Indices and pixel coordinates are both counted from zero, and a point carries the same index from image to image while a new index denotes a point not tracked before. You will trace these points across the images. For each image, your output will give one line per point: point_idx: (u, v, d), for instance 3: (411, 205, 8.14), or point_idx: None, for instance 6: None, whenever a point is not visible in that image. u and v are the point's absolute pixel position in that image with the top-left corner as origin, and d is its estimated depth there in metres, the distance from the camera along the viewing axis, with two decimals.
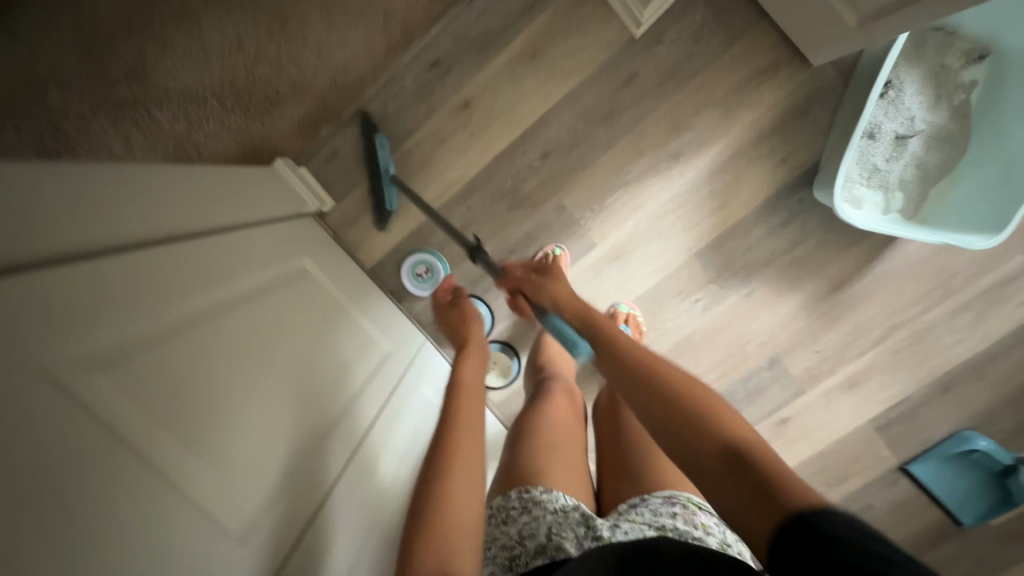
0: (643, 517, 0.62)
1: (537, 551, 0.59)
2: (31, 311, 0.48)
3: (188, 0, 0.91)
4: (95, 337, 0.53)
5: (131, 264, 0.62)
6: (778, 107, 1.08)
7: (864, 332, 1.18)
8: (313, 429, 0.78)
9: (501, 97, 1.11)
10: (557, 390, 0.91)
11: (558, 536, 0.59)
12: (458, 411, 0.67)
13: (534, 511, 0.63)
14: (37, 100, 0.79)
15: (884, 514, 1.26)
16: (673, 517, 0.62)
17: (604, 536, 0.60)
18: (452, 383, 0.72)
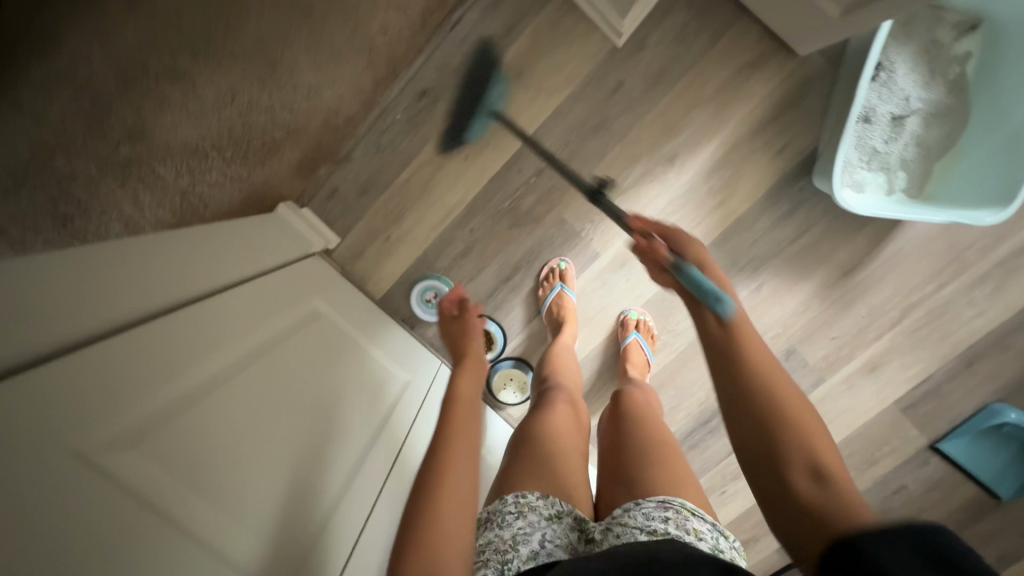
0: (635, 521, 0.62)
1: (529, 557, 0.61)
2: (65, 403, 0.52)
3: (180, 54, 0.83)
4: (119, 415, 0.56)
5: (148, 337, 0.65)
6: (769, 99, 1.07)
7: (880, 314, 1.17)
8: (339, 468, 0.80)
9: (491, 118, 1.12)
10: (559, 397, 0.89)
11: (551, 543, 0.62)
12: (460, 423, 0.69)
13: (529, 516, 0.65)
14: (40, 170, 0.70)
15: (919, 495, 1.24)
16: (665, 522, 0.62)
17: (596, 539, 0.64)
18: (452, 395, 0.75)
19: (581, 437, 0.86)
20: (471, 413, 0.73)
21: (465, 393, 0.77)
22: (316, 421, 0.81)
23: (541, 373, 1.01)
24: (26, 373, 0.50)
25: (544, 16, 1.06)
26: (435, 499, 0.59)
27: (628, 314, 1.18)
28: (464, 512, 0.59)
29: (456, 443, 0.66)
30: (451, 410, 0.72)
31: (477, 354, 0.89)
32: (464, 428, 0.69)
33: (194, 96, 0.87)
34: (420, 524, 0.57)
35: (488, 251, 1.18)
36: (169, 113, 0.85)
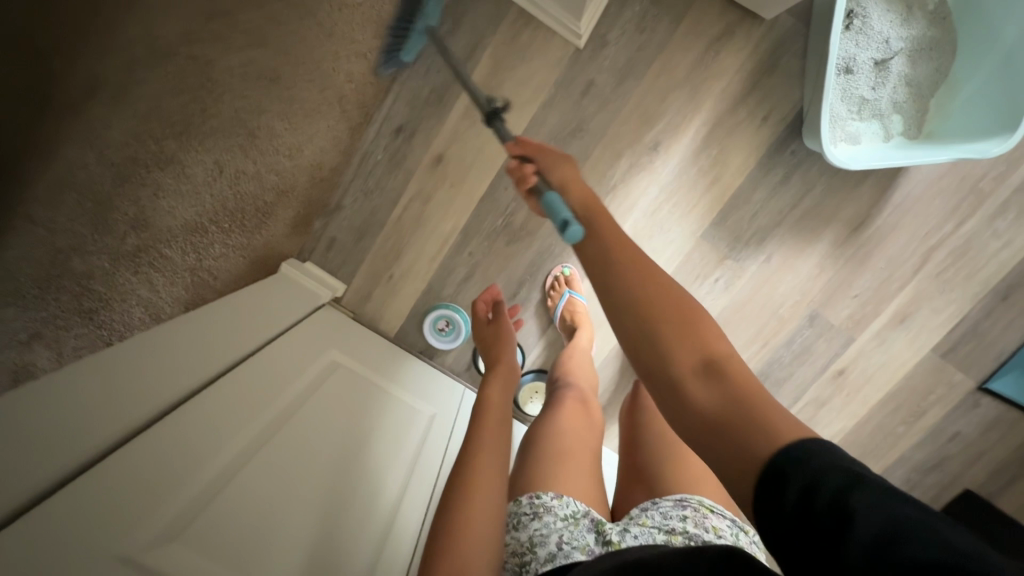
0: (652, 521, 0.64)
1: (547, 559, 0.61)
2: (97, 510, 0.56)
3: (166, 142, 0.96)
4: (166, 499, 0.61)
5: (182, 422, 0.70)
6: (744, 69, 1.04)
7: (900, 264, 1.13)
8: (379, 519, 0.81)
9: (470, 143, 1.12)
10: (569, 397, 0.89)
11: (569, 545, 0.61)
12: (482, 432, 0.72)
13: (545, 517, 0.65)
14: (64, 267, 0.86)
15: (975, 438, 1.21)
16: (683, 520, 0.64)
17: (613, 540, 0.62)
18: (477, 405, 0.79)
19: (596, 439, 0.85)
20: (500, 426, 0.74)
21: (497, 403, 0.80)
22: (352, 471, 0.83)
23: (553, 375, 1.00)
24: (68, 486, 0.56)
25: (502, 32, 1.05)
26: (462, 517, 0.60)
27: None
28: (494, 527, 0.60)
29: (482, 457, 0.67)
30: (481, 418, 0.75)
31: (510, 362, 0.90)
32: (493, 439, 0.71)
33: (185, 177, 0.99)
34: (449, 542, 0.58)
35: (491, 271, 1.19)
36: (165, 200, 0.98)
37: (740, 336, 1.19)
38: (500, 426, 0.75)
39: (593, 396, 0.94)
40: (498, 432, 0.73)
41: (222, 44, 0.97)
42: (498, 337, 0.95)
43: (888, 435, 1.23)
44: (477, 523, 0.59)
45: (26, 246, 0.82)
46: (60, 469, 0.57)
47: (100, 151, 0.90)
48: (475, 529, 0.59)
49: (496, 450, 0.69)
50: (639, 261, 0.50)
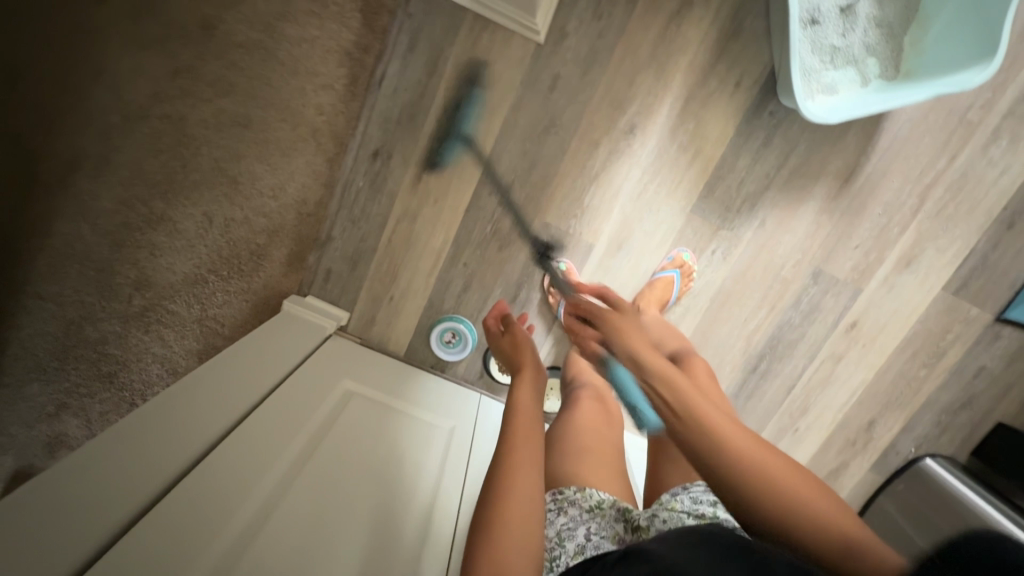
0: (682, 505, 0.64)
1: (576, 551, 0.61)
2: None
3: (155, 204, 1.11)
4: (201, 551, 0.63)
5: (209, 474, 0.72)
6: (708, 38, 1.03)
7: (898, 207, 1.10)
8: (410, 533, 0.81)
9: (446, 155, 1.11)
10: (585, 395, 0.88)
11: (597, 536, 0.62)
12: (518, 429, 0.70)
13: (570, 511, 0.66)
14: (79, 337, 1.11)
15: (1001, 369, 1.20)
16: (713, 505, 0.64)
17: (641, 526, 0.62)
18: (508, 408, 0.76)
19: (617, 433, 0.84)
20: (532, 427, 0.72)
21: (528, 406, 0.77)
22: (377, 496, 0.84)
23: (567, 376, 0.99)
24: (95, 565, 0.57)
25: (461, 42, 1.04)
26: (494, 516, 0.59)
27: (678, 254, 1.13)
28: (532, 533, 0.58)
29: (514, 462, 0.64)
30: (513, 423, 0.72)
31: (534, 363, 0.89)
32: (525, 437, 0.69)
33: (177, 233, 1.12)
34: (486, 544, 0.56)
35: (488, 278, 1.19)
36: (163, 258, 1.13)
37: (747, 304, 1.18)
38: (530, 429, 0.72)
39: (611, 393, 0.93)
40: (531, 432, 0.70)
41: (197, 101, 1.07)
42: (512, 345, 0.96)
43: (911, 380, 1.22)
44: (515, 537, 0.56)
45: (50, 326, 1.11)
46: (92, 544, 0.58)
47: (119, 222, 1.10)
48: (510, 539, 0.56)
49: (531, 448, 0.68)
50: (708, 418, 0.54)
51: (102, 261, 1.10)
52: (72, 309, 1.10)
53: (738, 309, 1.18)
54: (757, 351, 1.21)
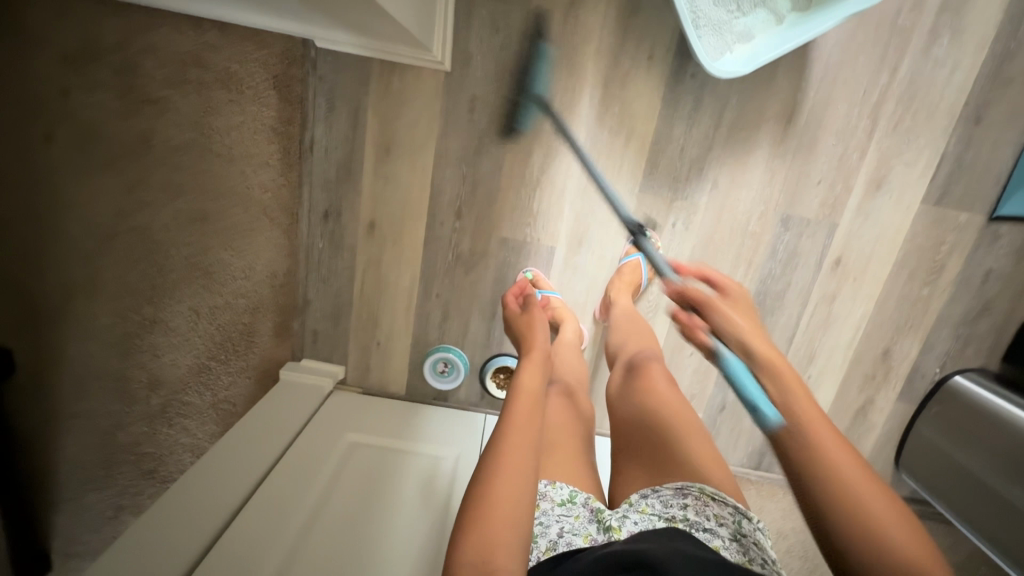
0: (653, 508, 0.62)
1: (548, 547, 0.62)
2: None
3: (146, 311, 1.19)
4: None
5: (229, 544, 0.82)
6: (609, 19, 1.02)
7: (851, 133, 1.06)
8: (423, 557, 0.86)
9: (391, 199, 1.14)
10: (554, 391, 0.87)
11: (570, 533, 0.62)
12: (519, 414, 0.62)
13: (541, 505, 0.66)
14: (117, 443, 1.23)
15: (1010, 268, 1.13)
16: (685, 508, 0.61)
17: (613, 526, 0.61)
18: (511, 389, 0.68)
19: (587, 430, 0.83)
20: (535, 409, 0.64)
21: (533, 388, 0.68)
22: (385, 530, 0.90)
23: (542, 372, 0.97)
24: None
25: (374, 90, 1.07)
26: (479, 506, 0.53)
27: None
28: (521, 529, 0.52)
29: (512, 453, 0.57)
30: (514, 402, 0.64)
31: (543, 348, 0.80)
32: (524, 423, 0.61)
33: (172, 331, 1.20)
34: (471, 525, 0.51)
35: (462, 303, 1.21)
36: (165, 356, 1.21)
37: (723, 267, 1.15)
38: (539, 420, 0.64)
39: (585, 396, 0.91)
40: (532, 418, 0.63)
41: (156, 209, 1.14)
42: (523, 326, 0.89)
43: (916, 301, 1.17)
44: (501, 532, 0.51)
45: (92, 440, 1.23)
46: None
47: (120, 335, 1.19)
48: (491, 537, 0.50)
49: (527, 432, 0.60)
50: (832, 449, 0.54)
51: (114, 371, 1.21)
52: (105, 421, 1.22)
53: (715, 274, 1.16)
54: None
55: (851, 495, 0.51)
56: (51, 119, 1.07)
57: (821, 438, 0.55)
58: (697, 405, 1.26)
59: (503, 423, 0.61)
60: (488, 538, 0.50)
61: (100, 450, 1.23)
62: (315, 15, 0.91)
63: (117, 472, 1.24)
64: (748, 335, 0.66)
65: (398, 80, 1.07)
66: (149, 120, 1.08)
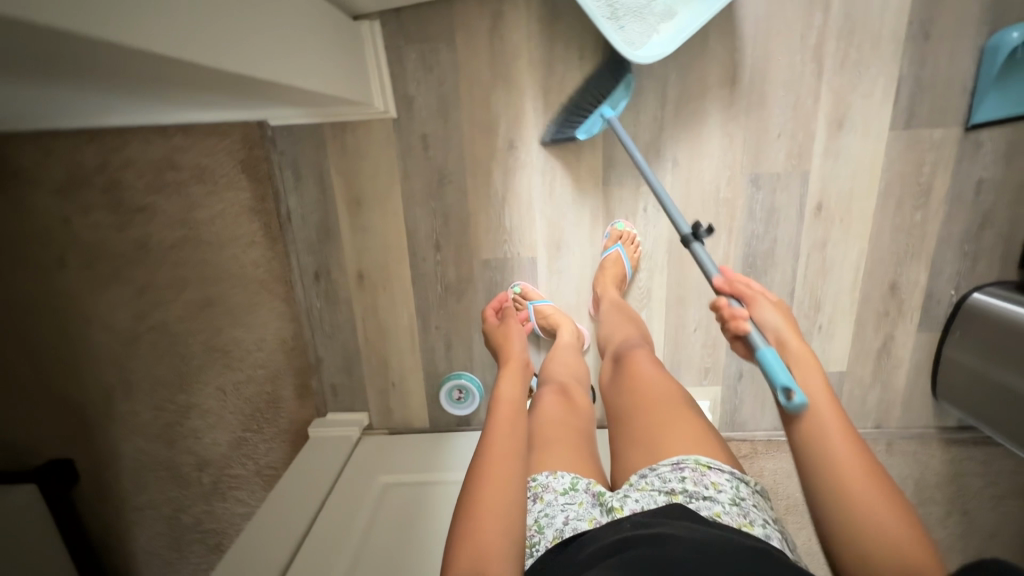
0: (651, 485, 0.64)
1: (555, 535, 0.64)
2: None
3: (180, 399, 1.27)
4: None
5: None
6: (533, 31, 1.05)
7: (799, 80, 1.05)
8: None
9: (373, 247, 1.20)
10: (548, 390, 0.90)
11: (574, 520, 0.63)
12: (499, 424, 0.70)
13: (545, 497, 0.67)
14: (181, 524, 1.32)
15: (1001, 174, 1.09)
16: (682, 480, 0.63)
17: (615, 507, 0.63)
18: (492, 403, 0.76)
19: (585, 422, 0.85)
20: (514, 417, 0.72)
21: (511, 398, 0.77)
22: (425, 563, 0.93)
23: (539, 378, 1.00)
24: None
25: (333, 151, 1.13)
26: (473, 511, 0.58)
27: (613, 228, 1.14)
28: (515, 527, 0.58)
29: (495, 459, 0.64)
30: (494, 415, 0.72)
31: (519, 359, 0.90)
32: (504, 431, 0.69)
33: (206, 413, 1.28)
34: (466, 528, 0.57)
35: (462, 329, 1.25)
36: (206, 437, 1.29)
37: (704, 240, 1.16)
38: (513, 426, 0.71)
39: (580, 389, 0.93)
40: (510, 427, 0.70)
41: (167, 306, 1.22)
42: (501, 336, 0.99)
43: (911, 229, 1.14)
44: (494, 533, 0.56)
45: (159, 526, 1.32)
46: None
47: (162, 426, 1.28)
48: (486, 538, 0.55)
49: (507, 439, 0.68)
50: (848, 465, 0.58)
51: (163, 460, 1.29)
52: (166, 507, 1.31)
53: None
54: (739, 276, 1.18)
55: (863, 507, 0.55)
56: (58, 247, 1.17)
57: (840, 453, 0.59)
58: (713, 377, 1.26)
59: (487, 435, 0.69)
60: (480, 544, 0.55)
61: (168, 534, 1.32)
62: (264, 102, 0.98)
63: (187, 551, 1.33)
64: (786, 330, 0.72)
65: (352, 136, 1.12)
66: (141, 227, 1.17)
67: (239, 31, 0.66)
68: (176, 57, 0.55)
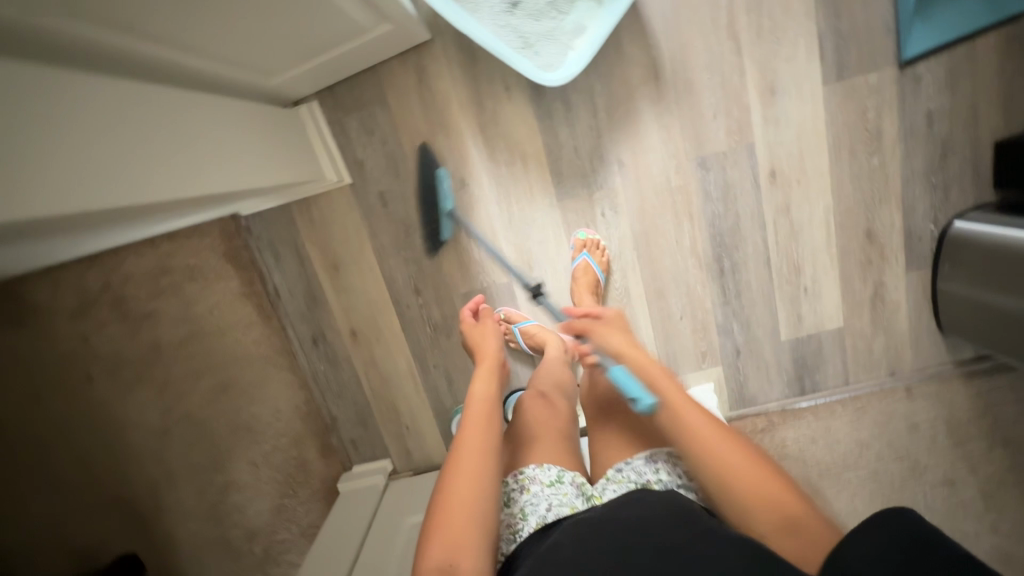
0: (628, 476, 0.71)
1: (539, 521, 0.67)
2: None
3: (216, 479, 1.27)
4: None
5: None
6: (458, 76, 1.11)
7: (720, 59, 1.07)
8: None
9: (360, 303, 1.28)
10: (527, 396, 0.94)
11: (557, 506, 0.68)
12: (470, 424, 0.73)
13: (532, 488, 0.72)
14: None
15: (949, 101, 1.08)
16: (656, 472, 0.71)
17: (596, 495, 0.69)
18: (465, 403, 0.78)
19: (568, 423, 0.89)
20: (486, 416, 0.74)
21: (483, 396, 0.79)
22: None
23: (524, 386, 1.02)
24: None
25: (303, 225, 1.23)
26: (442, 509, 0.62)
27: (577, 238, 1.17)
28: (484, 525, 0.61)
29: (463, 459, 0.67)
30: (464, 416, 0.75)
31: (495, 356, 0.91)
32: (473, 430, 0.72)
33: (244, 487, 1.29)
34: (437, 524, 0.61)
35: (459, 362, 1.29)
36: (250, 509, 1.29)
37: (667, 229, 1.18)
38: (487, 423, 0.73)
39: (561, 394, 0.97)
40: (481, 424, 0.73)
41: (187, 395, 1.24)
42: (476, 335, 0.99)
43: (872, 174, 1.13)
44: (464, 531, 0.59)
45: None
46: None
47: (204, 505, 1.27)
48: (457, 534, 0.59)
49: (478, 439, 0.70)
50: (706, 438, 0.66)
51: (215, 539, 1.29)
52: None
53: (663, 237, 1.18)
54: (711, 257, 1.19)
55: (732, 473, 0.64)
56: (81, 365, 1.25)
57: (692, 428, 0.68)
58: (711, 359, 1.26)
59: (459, 435, 0.71)
60: (451, 541, 0.59)
61: None
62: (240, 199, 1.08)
63: None
64: (621, 346, 0.83)
65: (319, 208, 1.21)
66: (148, 331, 1.21)
67: (167, 165, 0.71)
68: (108, 165, 0.61)
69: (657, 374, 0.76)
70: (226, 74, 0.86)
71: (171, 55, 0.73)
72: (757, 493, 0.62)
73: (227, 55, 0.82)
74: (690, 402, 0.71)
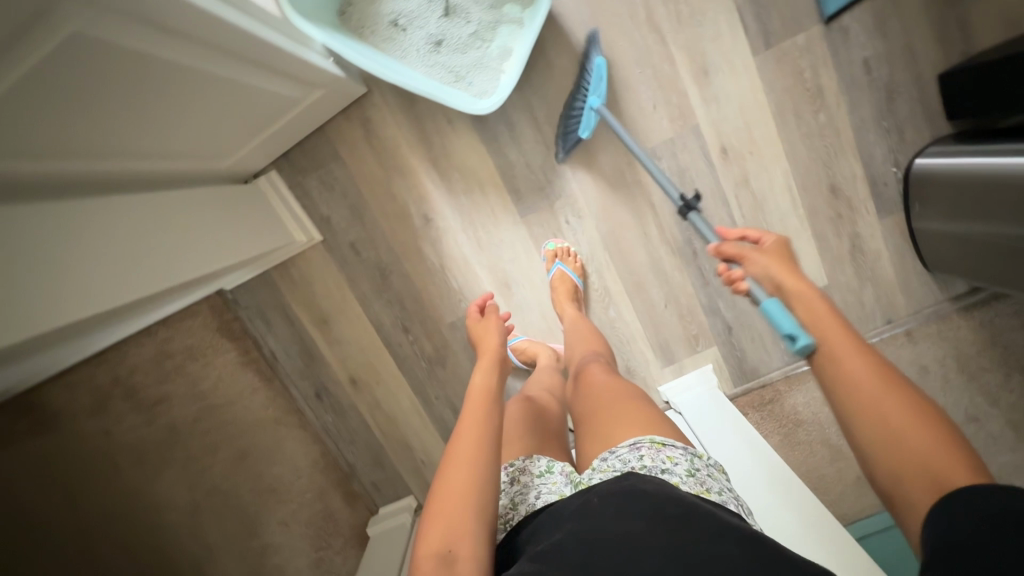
0: (611, 467, 0.68)
1: (527, 508, 0.70)
2: None
3: None
4: None
5: None
6: (403, 121, 1.16)
7: (648, 52, 1.10)
8: None
9: (354, 350, 1.32)
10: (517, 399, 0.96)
11: (545, 494, 0.71)
12: (470, 414, 0.73)
13: (523, 478, 0.75)
14: None
15: (882, 46, 1.09)
16: (640, 459, 0.68)
17: (581, 481, 0.70)
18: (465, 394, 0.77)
19: (556, 426, 0.91)
20: (487, 406, 0.74)
21: (484, 386, 0.78)
22: None
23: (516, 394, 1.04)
24: None
25: (286, 286, 1.28)
26: (439, 497, 0.63)
27: (546, 249, 1.20)
28: (481, 515, 0.62)
29: (461, 448, 0.67)
30: (465, 408, 0.74)
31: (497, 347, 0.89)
32: (472, 420, 0.71)
33: None
34: (434, 511, 0.62)
35: (458, 389, 1.32)
36: None
37: (632, 223, 1.19)
38: (486, 414, 0.73)
39: (552, 400, 0.98)
40: (481, 414, 0.73)
41: None
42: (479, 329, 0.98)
43: (823, 130, 1.13)
44: (461, 519, 0.61)
45: None
46: None
47: None
48: (453, 522, 0.60)
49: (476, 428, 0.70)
50: (863, 381, 0.59)
51: None
52: None
53: (631, 233, 1.20)
54: (682, 242, 1.20)
55: (872, 411, 0.57)
56: None
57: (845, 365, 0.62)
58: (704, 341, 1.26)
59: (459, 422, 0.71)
60: (446, 529, 0.60)
61: None
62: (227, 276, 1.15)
63: None
64: (780, 275, 0.78)
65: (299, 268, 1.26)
66: None
67: (134, 264, 0.78)
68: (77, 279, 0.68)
69: (818, 307, 0.71)
70: (190, 168, 0.94)
71: (132, 165, 0.80)
72: (901, 436, 0.54)
73: (190, 150, 0.90)
74: (862, 346, 0.63)
